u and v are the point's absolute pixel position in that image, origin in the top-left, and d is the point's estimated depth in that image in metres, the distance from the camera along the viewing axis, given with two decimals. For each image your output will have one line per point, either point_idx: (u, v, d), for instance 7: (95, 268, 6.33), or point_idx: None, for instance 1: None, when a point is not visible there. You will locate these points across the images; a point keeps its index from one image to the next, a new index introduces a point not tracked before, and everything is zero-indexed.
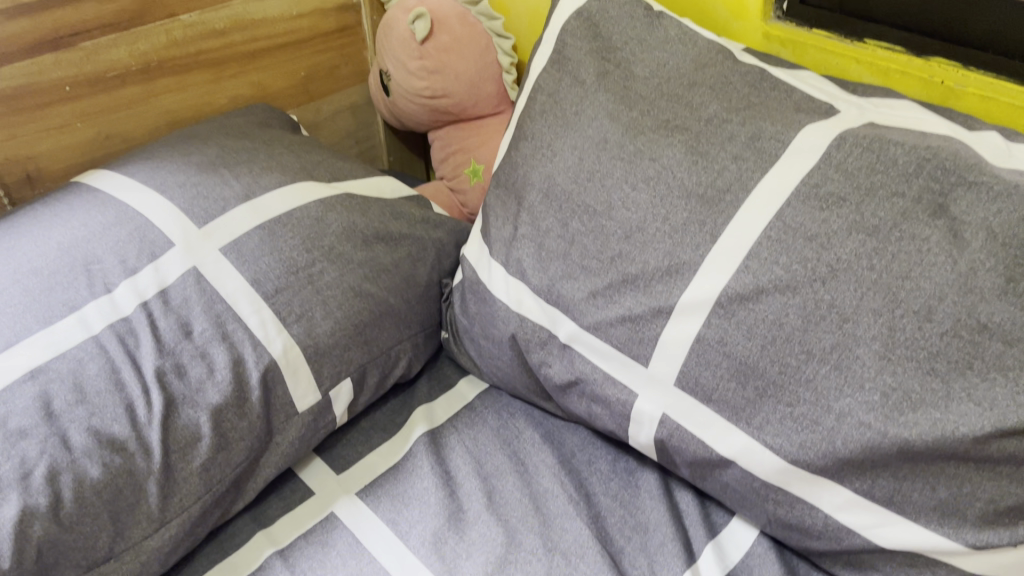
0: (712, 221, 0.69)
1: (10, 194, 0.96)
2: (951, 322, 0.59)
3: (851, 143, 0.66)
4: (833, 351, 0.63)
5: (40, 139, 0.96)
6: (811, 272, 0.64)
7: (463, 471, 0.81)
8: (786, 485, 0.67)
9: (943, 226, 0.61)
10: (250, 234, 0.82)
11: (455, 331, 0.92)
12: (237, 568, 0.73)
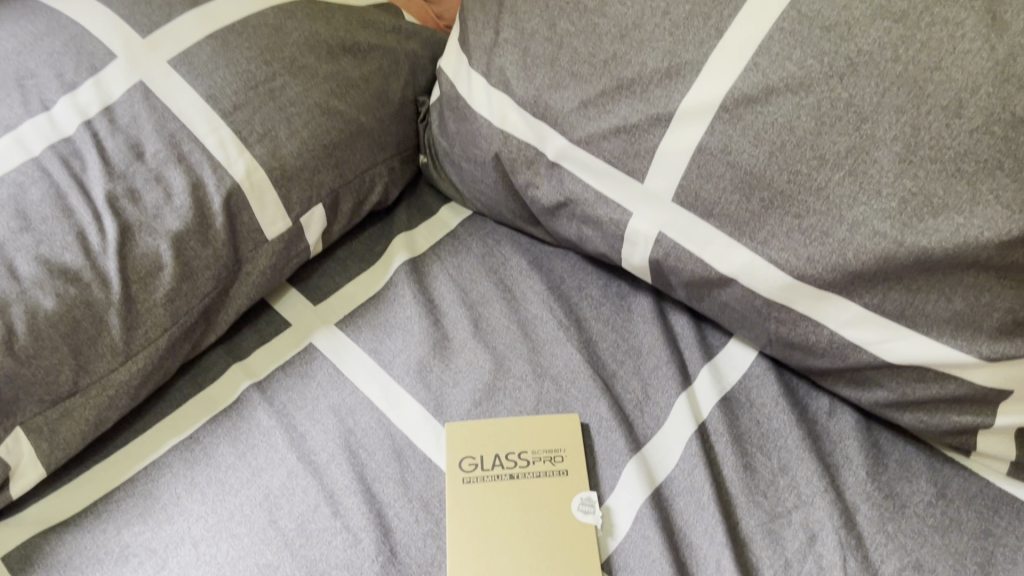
0: (718, 13, 0.61)
1: None
2: (983, 117, 0.53)
3: None
4: (849, 156, 0.57)
5: None
6: (828, 68, 0.57)
7: (447, 300, 0.77)
8: (789, 303, 0.63)
9: (980, 9, 0.54)
10: (202, 45, 0.74)
11: (434, 155, 0.86)
12: (213, 401, 0.70)
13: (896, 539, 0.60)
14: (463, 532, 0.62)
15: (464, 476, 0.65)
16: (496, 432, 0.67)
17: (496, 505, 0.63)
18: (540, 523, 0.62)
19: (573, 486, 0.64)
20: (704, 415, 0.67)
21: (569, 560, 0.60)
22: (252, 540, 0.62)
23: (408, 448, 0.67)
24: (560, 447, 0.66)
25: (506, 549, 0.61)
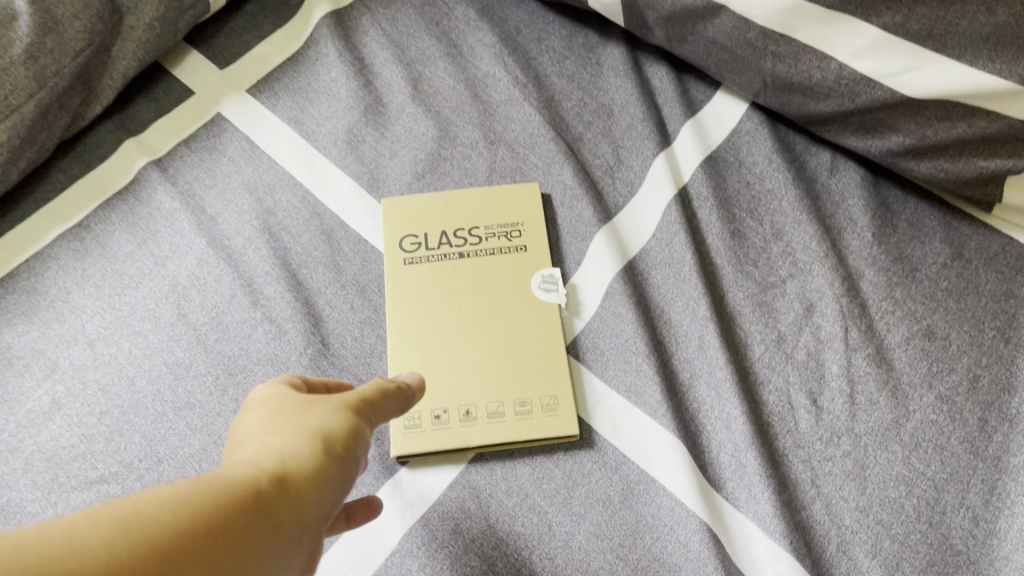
0: None
1: None
2: None
3: None
4: None
5: None
6: None
7: (382, 57, 0.64)
8: (792, 32, 0.52)
9: None
10: None
11: None
12: (105, 184, 0.59)
13: (905, 306, 0.52)
14: (405, 317, 0.53)
15: (405, 257, 0.55)
16: (442, 206, 0.57)
17: (443, 287, 0.54)
18: (496, 304, 0.54)
19: (533, 263, 0.55)
20: (685, 179, 0.57)
21: (529, 344, 0.52)
22: (158, 337, 0.53)
23: (340, 229, 0.57)
24: (516, 221, 0.56)
25: (456, 334, 0.52)
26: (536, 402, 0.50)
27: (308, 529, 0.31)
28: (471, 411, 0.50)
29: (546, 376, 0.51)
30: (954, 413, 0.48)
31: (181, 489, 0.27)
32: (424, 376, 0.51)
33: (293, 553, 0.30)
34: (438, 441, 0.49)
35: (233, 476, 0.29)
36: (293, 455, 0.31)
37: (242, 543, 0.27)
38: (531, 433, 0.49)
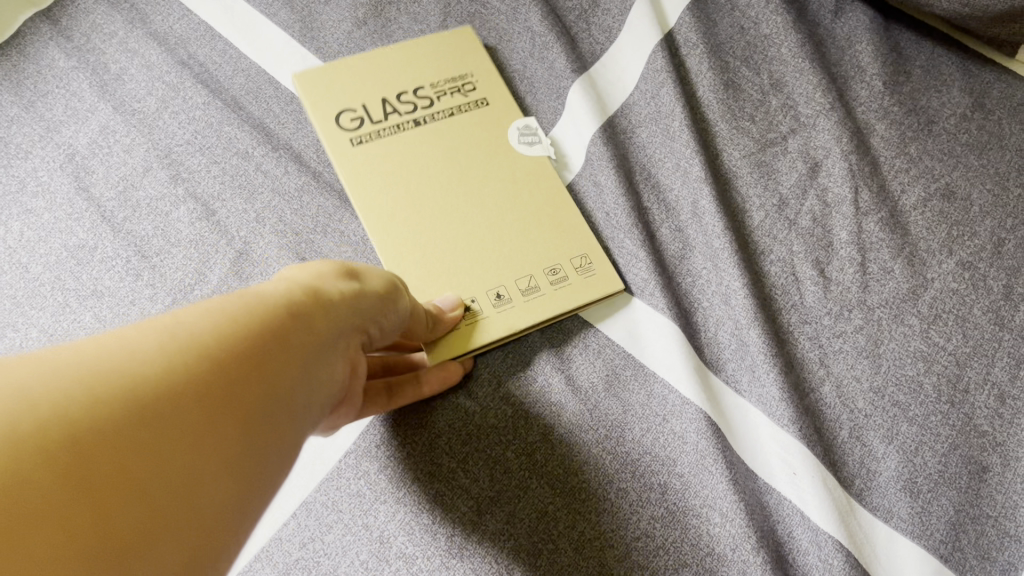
0: None
1: None
2: None
3: None
4: None
5: None
6: None
7: None
8: None
9: None
10: None
11: None
12: None
13: (921, 163, 0.46)
14: (390, 209, 0.44)
15: (354, 139, 0.46)
16: (368, 69, 0.48)
17: (417, 162, 0.46)
18: (482, 165, 0.46)
19: (505, 121, 0.48)
20: (670, 24, 0.50)
21: (536, 200, 0.45)
22: (56, 216, 0.45)
23: (268, 87, 0.48)
24: (463, 73, 0.49)
25: (453, 214, 0.44)
26: (567, 263, 0.44)
27: (341, 344, 0.32)
28: (502, 292, 0.43)
29: (566, 230, 0.45)
30: (977, 280, 0.42)
31: (220, 304, 0.28)
32: (436, 269, 0.43)
33: (332, 365, 0.32)
34: (482, 334, 0.42)
35: (267, 291, 0.30)
36: (318, 276, 0.33)
37: (285, 352, 0.29)
38: (582, 298, 0.43)
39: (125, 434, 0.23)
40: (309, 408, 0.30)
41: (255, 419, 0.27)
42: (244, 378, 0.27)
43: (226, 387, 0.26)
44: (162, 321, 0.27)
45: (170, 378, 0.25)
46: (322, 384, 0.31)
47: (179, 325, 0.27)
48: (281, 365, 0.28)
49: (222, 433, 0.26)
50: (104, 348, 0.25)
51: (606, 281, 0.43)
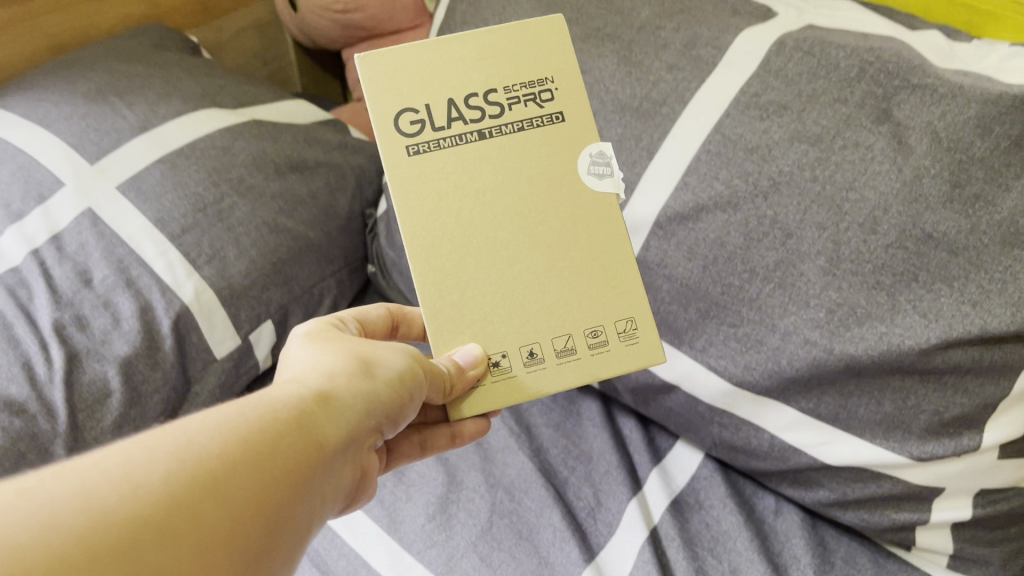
0: (648, 137, 0.66)
1: None
2: (897, 233, 0.56)
3: (791, 49, 0.63)
4: (777, 268, 0.60)
5: None
6: (753, 186, 0.61)
7: None
8: (731, 409, 0.66)
9: (887, 133, 0.57)
10: (150, 169, 0.75)
11: (382, 265, 0.88)
12: None
13: None
14: (436, 238, 0.55)
15: (408, 145, 0.55)
16: (439, 58, 0.57)
17: (468, 178, 0.56)
18: (540, 192, 0.57)
19: (575, 145, 0.58)
20: (655, 521, 0.68)
21: (589, 247, 0.57)
22: None
23: (362, 569, 0.66)
24: (543, 78, 0.58)
25: (497, 251, 0.55)
26: (608, 328, 0.57)
27: (336, 455, 0.43)
28: (535, 351, 0.56)
29: (610, 292, 0.57)
30: None
31: (219, 421, 0.39)
32: (468, 320, 0.55)
33: (327, 474, 0.42)
34: (512, 391, 0.55)
35: (268, 407, 0.41)
36: (323, 389, 0.44)
37: (278, 458, 0.39)
38: (608, 372, 0.56)
39: (133, 530, 0.32)
40: (304, 504, 0.40)
41: (254, 510, 0.37)
42: (240, 480, 0.37)
43: (222, 488, 0.36)
44: (168, 439, 0.37)
45: (170, 489, 0.34)
46: (317, 490, 0.41)
47: (181, 444, 0.37)
48: (278, 468, 0.39)
49: (223, 521, 0.35)
50: (118, 465, 0.34)
51: (644, 352, 0.57)
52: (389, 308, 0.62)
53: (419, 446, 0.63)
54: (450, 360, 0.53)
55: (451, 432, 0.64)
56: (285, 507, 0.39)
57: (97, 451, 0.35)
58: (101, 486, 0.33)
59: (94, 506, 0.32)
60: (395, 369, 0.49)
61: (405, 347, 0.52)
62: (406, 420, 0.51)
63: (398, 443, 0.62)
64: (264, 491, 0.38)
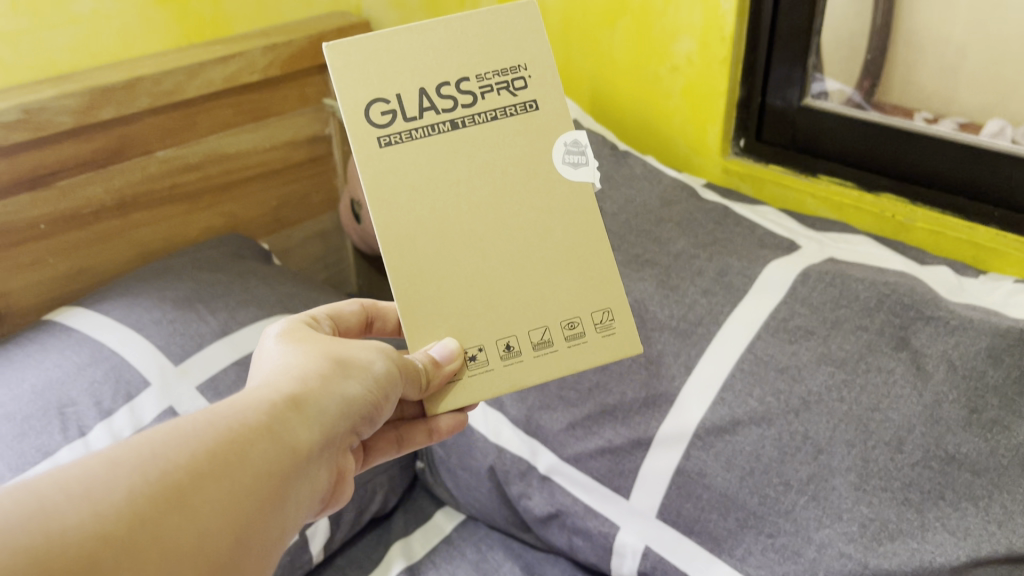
0: (686, 353, 0.72)
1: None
2: (921, 453, 0.59)
3: (815, 279, 0.70)
4: (811, 482, 0.62)
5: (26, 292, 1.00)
6: (784, 404, 0.65)
7: None
8: None
9: (906, 359, 0.62)
10: (227, 370, 0.82)
11: (431, 461, 0.92)
12: None
13: None
14: (410, 230, 0.57)
15: (379, 136, 0.57)
16: (409, 46, 0.58)
17: (443, 170, 0.58)
18: (516, 183, 0.59)
19: (551, 133, 0.60)
20: None
21: (565, 239, 0.59)
22: None
23: None
24: (518, 64, 0.60)
25: (472, 242, 0.58)
26: (583, 320, 0.60)
27: (307, 460, 0.47)
28: (511, 342, 0.58)
29: (585, 283, 0.60)
30: None
31: (185, 434, 0.42)
32: (443, 314, 0.57)
33: (300, 478, 0.46)
34: (487, 385, 0.58)
35: (234, 418, 0.44)
36: (293, 395, 0.48)
37: (243, 464, 0.42)
38: (585, 363, 0.59)
39: (101, 544, 0.35)
40: (274, 507, 0.44)
41: (222, 514, 0.40)
42: (207, 491, 0.40)
43: (188, 500, 0.39)
44: (130, 453, 0.39)
45: (134, 502, 0.37)
46: (291, 497, 0.45)
47: (144, 458, 0.39)
48: (243, 475, 0.42)
49: (190, 530, 0.38)
50: (80, 480, 0.37)
51: (622, 344, 0.60)
52: (363, 303, 0.66)
53: (396, 445, 0.66)
54: (428, 353, 0.56)
55: (427, 427, 0.66)
56: (255, 511, 0.42)
57: (60, 465, 0.38)
58: (63, 503, 0.36)
59: (57, 525, 0.35)
60: (372, 377, 0.53)
61: (379, 348, 0.55)
62: (383, 417, 0.55)
63: (375, 441, 0.65)
64: (231, 496, 0.41)
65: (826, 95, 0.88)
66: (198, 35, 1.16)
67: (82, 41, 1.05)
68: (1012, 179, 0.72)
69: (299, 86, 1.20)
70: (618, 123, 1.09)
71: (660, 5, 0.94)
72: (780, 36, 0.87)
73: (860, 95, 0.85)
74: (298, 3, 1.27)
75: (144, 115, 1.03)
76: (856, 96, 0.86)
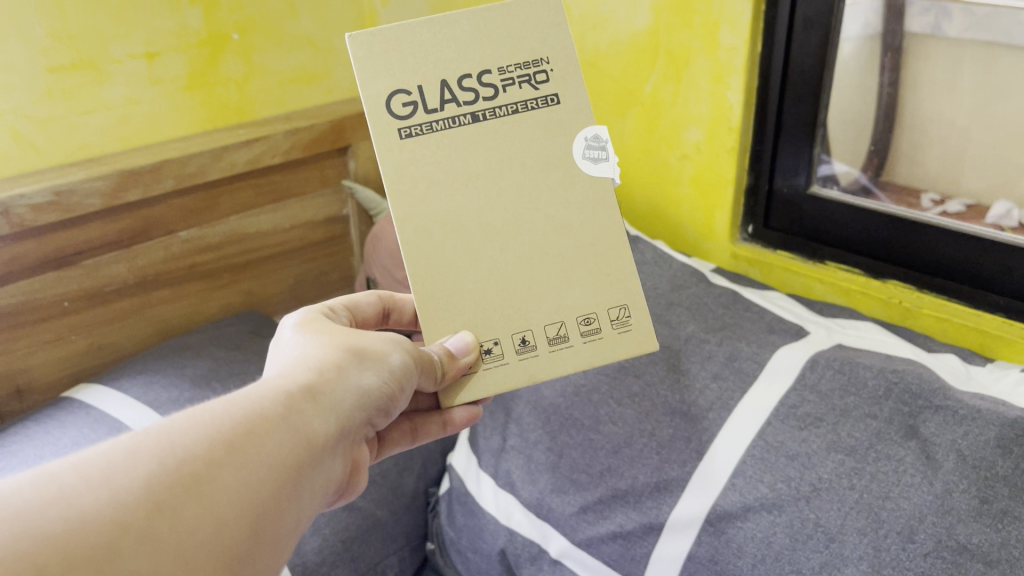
0: (697, 438, 0.73)
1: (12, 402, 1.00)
2: (933, 542, 0.58)
3: (823, 366, 0.72)
4: (823, 571, 0.60)
5: (46, 367, 1.02)
6: (795, 490, 0.65)
7: None
8: None
9: (915, 447, 0.63)
10: None
11: (441, 542, 0.92)
12: None
13: None
14: (428, 222, 0.60)
15: (400, 127, 0.59)
16: (431, 38, 0.60)
17: (462, 162, 0.60)
18: (535, 176, 0.62)
19: (571, 129, 0.62)
20: None
21: (583, 233, 0.62)
22: None
23: None
24: (539, 58, 0.62)
25: (491, 236, 0.61)
26: (600, 315, 0.62)
27: (322, 449, 0.49)
28: (526, 338, 0.61)
29: (601, 280, 0.62)
30: None
31: (201, 425, 0.44)
32: (461, 307, 0.60)
33: (315, 467, 0.48)
34: (502, 378, 0.61)
35: (250, 408, 0.46)
36: (308, 385, 0.50)
37: (258, 454, 0.44)
38: (600, 358, 0.62)
39: (118, 532, 0.37)
40: (289, 494, 0.46)
41: (236, 502, 0.42)
42: (223, 479, 0.42)
43: (205, 487, 0.41)
44: (149, 442, 0.42)
45: (150, 491, 0.39)
46: (306, 486, 0.47)
47: (163, 448, 0.42)
48: (258, 464, 0.44)
49: (204, 517, 0.41)
50: (99, 469, 0.39)
51: (638, 341, 0.63)
52: (380, 296, 0.68)
53: (410, 437, 0.69)
54: (444, 347, 0.59)
55: (440, 420, 0.69)
56: (269, 498, 0.44)
57: (84, 454, 0.40)
58: (84, 491, 0.38)
59: (78, 512, 0.37)
60: (387, 370, 0.55)
61: (396, 340, 0.57)
62: (397, 408, 0.58)
63: (388, 432, 0.68)
64: (246, 484, 0.43)
65: (833, 177, 0.90)
66: (224, 119, 1.21)
67: (114, 125, 1.09)
68: (1016, 267, 0.73)
69: (318, 169, 1.24)
70: (628, 208, 1.12)
71: (669, 96, 0.98)
72: (786, 126, 0.90)
73: (865, 172, 0.88)
74: (321, 90, 1.32)
75: (170, 196, 1.07)
76: (863, 177, 0.88)
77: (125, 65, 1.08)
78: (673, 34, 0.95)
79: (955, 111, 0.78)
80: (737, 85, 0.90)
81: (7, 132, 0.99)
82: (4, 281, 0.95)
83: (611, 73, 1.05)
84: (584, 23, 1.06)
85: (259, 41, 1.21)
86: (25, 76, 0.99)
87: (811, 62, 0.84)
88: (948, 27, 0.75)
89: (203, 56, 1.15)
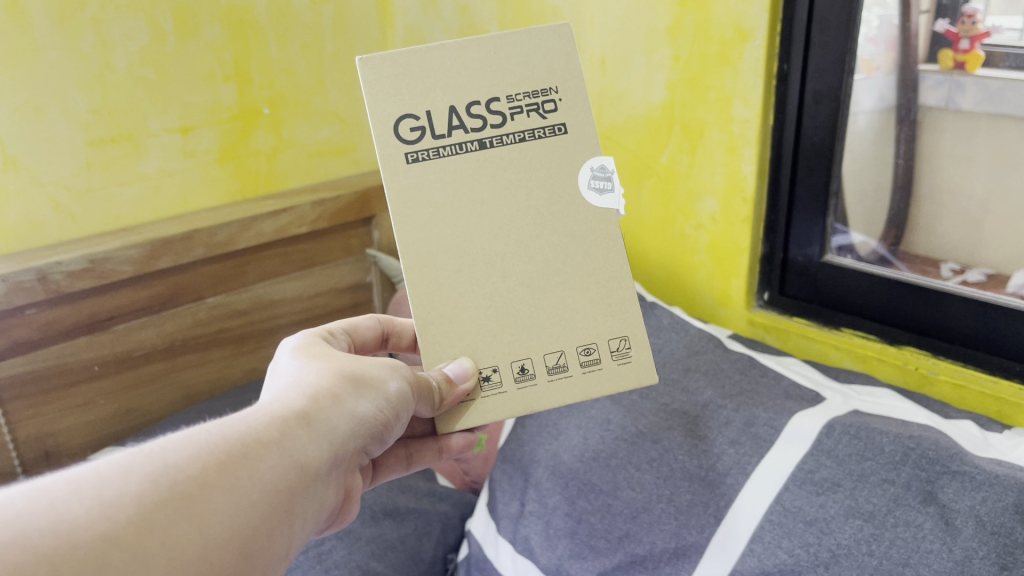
0: (715, 503, 0.73)
1: (43, 464, 1.03)
2: None
3: (840, 431, 0.72)
4: None
5: (74, 430, 1.05)
6: (814, 557, 0.65)
7: None
8: None
9: (935, 513, 0.62)
10: None
11: None
12: None
13: None
14: (432, 248, 0.64)
15: (407, 151, 0.64)
16: (439, 62, 0.65)
17: (464, 190, 0.64)
18: (536, 205, 0.65)
19: (574, 159, 0.66)
20: None
21: (588, 267, 0.66)
22: None
23: None
24: (549, 88, 0.66)
25: (491, 261, 0.64)
26: (600, 346, 0.66)
27: (316, 476, 0.50)
28: (524, 364, 0.65)
29: (604, 314, 0.66)
30: None
31: (194, 448, 0.45)
32: (461, 332, 0.64)
33: (308, 493, 0.49)
34: (500, 401, 0.64)
35: (242, 433, 0.48)
36: (303, 410, 0.51)
37: (248, 476, 0.46)
38: (599, 388, 0.66)
39: (106, 546, 0.39)
40: (278, 518, 0.47)
41: (225, 522, 0.43)
42: (215, 501, 0.44)
43: (196, 507, 0.43)
44: (141, 462, 0.43)
45: (139, 507, 0.41)
46: (298, 513, 0.48)
47: (155, 466, 0.43)
48: (248, 485, 0.45)
49: (193, 536, 0.42)
50: (90, 486, 0.41)
51: (636, 373, 0.66)
52: (380, 320, 0.70)
53: (405, 461, 0.71)
54: (444, 373, 0.62)
55: (438, 446, 0.71)
56: (260, 522, 0.45)
57: (76, 471, 0.42)
58: (74, 506, 0.40)
59: (66, 525, 0.39)
60: (384, 398, 0.57)
61: (393, 366, 0.59)
62: (392, 435, 0.59)
63: (384, 459, 0.70)
64: (236, 503, 0.44)
65: (851, 246, 0.90)
66: (253, 190, 1.25)
67: (148, 196, 1.13)
68: (1016, 332, 0.75)
69: (343, 238, 1.27)
70: (647, 278, 1.14)
71: (684, 168, 1.01)
72: (799, 197, 0.92)
73: (881, 241, 0.88)
74: (347, 162, 1.36)
75: (199, 264, 1.10)
76: (880, 247, 0.88)
77: (160, 138, 1.12)
78: (687, 108, 0.98)
79: (972, 182, 0.79)
80: (750, 156, 0.92)
81: (47, 203, 1.04)
82: (38, 346, 0.98)
83: (627, 145, 1.09)
84: (601, 98, 1.10)
85: (288, 115, 1.26)
86: (66, 149, 1.04)
87: (822, 135, 0.87)
88: (961, 100, 0.77)
89: (235, 129, 1.20)
